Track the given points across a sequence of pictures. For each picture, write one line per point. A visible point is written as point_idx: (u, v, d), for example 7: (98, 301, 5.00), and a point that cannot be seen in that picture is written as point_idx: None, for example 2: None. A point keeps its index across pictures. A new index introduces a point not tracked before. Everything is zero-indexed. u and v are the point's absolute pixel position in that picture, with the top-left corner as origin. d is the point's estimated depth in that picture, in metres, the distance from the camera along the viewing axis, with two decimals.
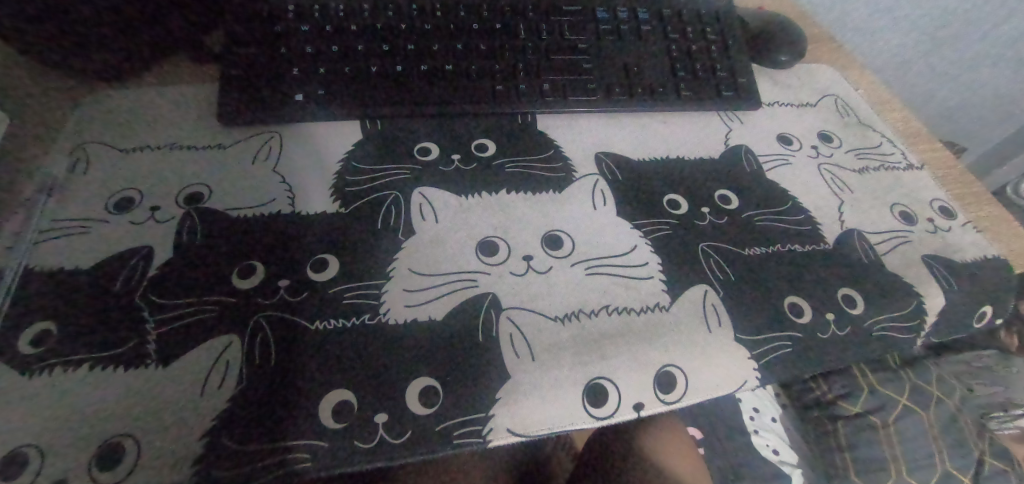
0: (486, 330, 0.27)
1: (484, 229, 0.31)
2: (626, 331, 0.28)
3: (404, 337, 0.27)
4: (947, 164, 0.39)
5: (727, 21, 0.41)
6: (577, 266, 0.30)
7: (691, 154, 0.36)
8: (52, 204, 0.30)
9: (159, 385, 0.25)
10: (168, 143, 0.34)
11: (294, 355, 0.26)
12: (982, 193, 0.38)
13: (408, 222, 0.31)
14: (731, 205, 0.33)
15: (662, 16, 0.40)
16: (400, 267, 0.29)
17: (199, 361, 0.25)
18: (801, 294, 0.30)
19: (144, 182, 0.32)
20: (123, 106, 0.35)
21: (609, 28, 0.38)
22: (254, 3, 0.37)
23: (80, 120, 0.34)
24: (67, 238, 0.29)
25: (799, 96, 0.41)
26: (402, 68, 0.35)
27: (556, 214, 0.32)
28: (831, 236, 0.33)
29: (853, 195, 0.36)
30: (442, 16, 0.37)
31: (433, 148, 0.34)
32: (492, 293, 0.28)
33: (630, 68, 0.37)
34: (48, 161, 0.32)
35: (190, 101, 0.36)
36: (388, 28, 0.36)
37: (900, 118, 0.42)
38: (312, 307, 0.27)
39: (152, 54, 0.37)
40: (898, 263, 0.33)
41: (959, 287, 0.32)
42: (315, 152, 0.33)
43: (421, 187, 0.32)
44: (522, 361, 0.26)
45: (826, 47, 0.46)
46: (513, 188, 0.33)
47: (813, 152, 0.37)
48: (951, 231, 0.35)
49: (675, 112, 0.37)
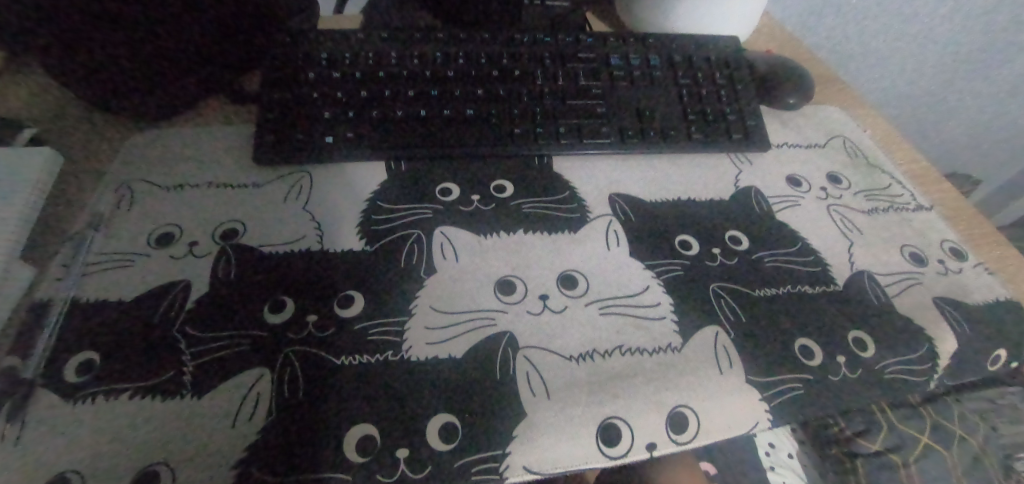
0: (503, 367, 0.28)
1: (502, 268, 0.32)
2: (639, 371, 0.28)
3: (425, 374, 0.28)
4: (957, 204, 0.40)
5: (736, 65, 0.42)
6: (591, 305, 0.31)
7: (702, 196, 0.37)
8: (99, 239, 0.32)
9: (195, 414, 0.26)
10: (207, 181, 0.36)
11: (321, 389, 0.27)
12: (991, 234, 0.38)
13: (429, 261, 0.32)
14: (741, 246, 0.35)
15: (672, 62, 0.41)
16: (422, 305, 0.30)
17: (231, 392, 0.27)
18: (812, 336, 0.31)
19: (184, 218, 0.34)
20: (165, 145, 0.38)
21: (622, 74, 0.40)
22: (291, 52, 0.40)
23: (125, 159, 0.36)
24: (111, 271, 0.31)
25: (808, 137, 0.42)
26: (426, 112, 0.37)
27: (571, 254, 0.33)
28: (841, 278, 0.34)
29: (862, 236, 0.36)
30: (464, 64, 0.40)
31: (454, 189, 0.36)
32: (509, 332, 0.29)
33: (643, 112, 0.39)
34: (96, 197, 0.34)
35: (227, 141, 0.38)
36: (414, 75, 0.39)
37: (908, 157, 0.43)
38: (339, 343, 0.29)
39: (194, 97, 0.40)
40: (909, 305, 0.33)
41: (972, 330, 0.33)
42: (345, 191, 0.35)
43: (442, 227, 0.34)
44: (538, 399, 0.27)
45: (835, 88, 0.47)
46: (529, 228, 0.34)
47: (823, 194, 0.38)
48: (961, 273, 0.35)
49: (686, 154, 0.39)
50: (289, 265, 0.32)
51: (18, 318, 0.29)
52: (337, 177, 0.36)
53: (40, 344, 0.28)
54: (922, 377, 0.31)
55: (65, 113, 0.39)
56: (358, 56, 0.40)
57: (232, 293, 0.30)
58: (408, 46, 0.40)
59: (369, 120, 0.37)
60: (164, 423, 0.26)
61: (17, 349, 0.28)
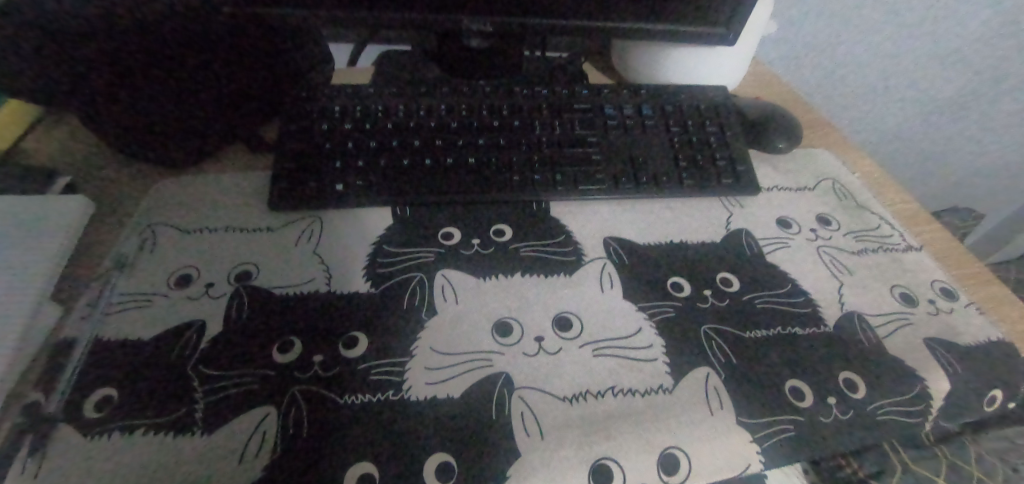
0: (499, 407, 0.29)
1: (500, 310, 0.34)
2: (630, 411, 0.29)
3: (424, 413, 0.29)
4: (947, 244, 0.41)
5: (725, 113, 0.45)
6: (585, 347, 0.32)
7: (694, 238, 0.38)
8: (122, 279, 0.34)
9: (205, 451, 0.27)
10: (224, 225, 0.38)
11: (325, 427, 0.28)
12: (982, 273, 0.39)
13: (431, 303, 0.34)
14: (732, 288, 0.36)
15: (664, 111, 0.44)
16: (423, 346, 0.32)
17: (238, 430, 0.28)
18: (804, 378, 0.31)
19: (202, 260, 0.36)
20: (186, 189, 0.40)
21: (616, 123, 0.43)
22: (306, 105, 0.42)
23: (150, 203, 0.39)
24: (131, 311, 0.33)
25: (797, 180, 0.44)
26: (431, 160, 0.40)
27: (566, 297, 0.35)
28: (831, 319, 0.35)
29: (852, 278, 0.37)
30: (467, 115, 0.42)
31: (455, 233, 0.38)
32: (505, 372, 0.31)
33: (636, 158, 0.41)
34: (121, 240, 0.37)
35: (244, 187, 0.41)
36: (420, 126, 0.41)
37: (897, 198, 0.44)
38: (343, 382, 0.30)
39: (215, 145, 0.42)
40: (900, 346, 0.34)
41: (965, 371, 0.33)
42: (355, 236, 0.37)
43: (444, 270, 0.36)
44: (532, 438, 0.28)
45: (824, 131, 0.49)
46: (527, 271, 0.36)
47: (812, 236, 0.40)
48: (953, 313, 0.36)
49: (678, 198, 0.41)
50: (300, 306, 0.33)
51: (42, 354, 0.30)
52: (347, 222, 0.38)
53: (62, 380, 0.30)
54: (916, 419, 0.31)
55: (97, 161, 0.42)
56: (368, 108, 0.42)
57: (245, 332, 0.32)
58: (415, 99, 0.43)
59: (378, 168, 0.39)
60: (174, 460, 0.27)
61: (41, 385, 0.29)
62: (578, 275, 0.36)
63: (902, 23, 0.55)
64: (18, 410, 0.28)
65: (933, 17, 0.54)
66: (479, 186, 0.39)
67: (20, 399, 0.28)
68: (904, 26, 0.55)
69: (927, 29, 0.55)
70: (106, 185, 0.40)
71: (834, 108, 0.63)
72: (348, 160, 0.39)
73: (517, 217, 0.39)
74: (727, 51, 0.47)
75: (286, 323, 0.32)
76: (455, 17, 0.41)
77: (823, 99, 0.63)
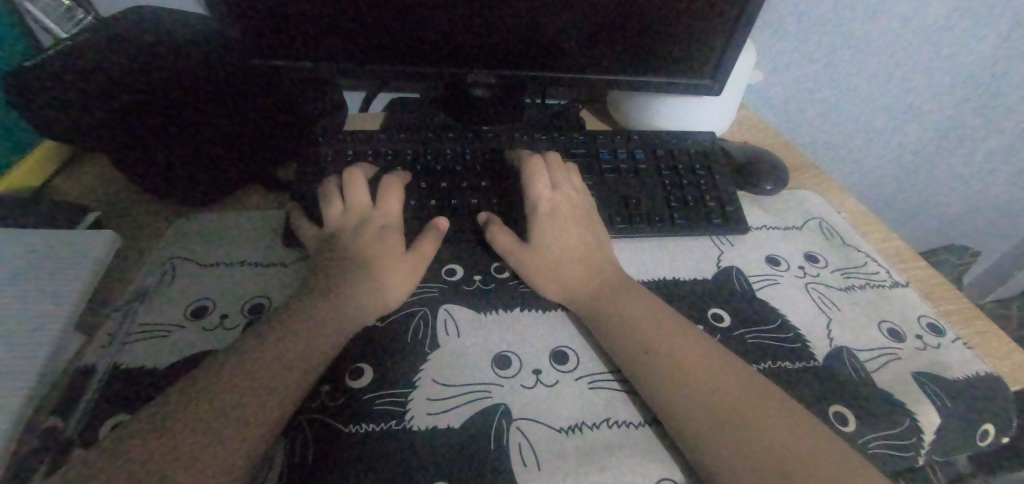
0: (497, 438, 0.30)
1: (500, 344, 0.35)
2: (624, 442, 0.30)
3: (424, 442, 0.30)
4: (933, 280, 0.42)
5: (714, 157, 0.47)
6: (581, 380, 0.34)
7: (684, 274, 0.41)
8: (141, 309, 0.36)
9: (199, 462, 0.27)
10: (238, 260, 0.40)
11: (329, 455, 0.29)
12: (968, 309, 0.40)
13: (434, 336, 0.35)
14: (723, 323, 0.38)
15: (655, 154, 0.47)
16: (425, 377, 0.33)
17: (235, 444, 0.28)
18: (716, 359, 0.32)
19: (217, 293, 0.38)
20: (204, 224, 0.43)
21: (611, 166, 0.45)
22: (320, 148, 0.45)
23: (170, 237, 0.41)
24: (149, 340, 0.35)
25: (784, 220, 0.46)
26: (436, 202, 0.43)
27: (563, 332, 0.36)
28: (820, 354, 0.36)
29: (840, 313, 0.39)
30: (471, 159, 0.45)
31: (459, 270, 0.40)
32: (504, 404, 0.32)
33: (630, 200, 0.44)
34: (143, 272, 0.39)
35: (259, 223, 0.43)
36: (427, 170, 0.44)
37: (882, 237, 0.46)
38: (348, 412, 0.31)
39: (234, 185, 0.45)
40: (888, 380, 0.35)
41: (953, 406, 0.34)
42: (363, 251, 0.39)
43: (447, 304, 0.38)
44: (529, 469, 0.29)
45: (811, 174, 0.52)
46: (526, 306, 0.38)
47: (800, 273, 0.42)
48: (940, 348, 0.37)
49: (671, 237, 0.43)
50: (319, 325, 0.34)
51: (65, 382, 0.32)
52: (364, 246, 0.39)
53: (80, 407, 0.31)
54: (906, 453, 0.32)
55: (124, 199, 0.44)
56: (378, 151, 0.45)
57: (265, 346, 0.32)
58: (423, 143, 0.46)
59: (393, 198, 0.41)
60: (187, 472, 0.26)
61: (62, 409, 0.31)
62: (547, 292, 0.38)
63: (882, 73, 0.57)
64: (39, 435, 0.30)
65: (908, 70, 0.56)
66: (490, 217, 0.42)
67: (41, 424, 0.30)
68: (883, 75, 0.57)
69: (904, 80, 0.57)
70: (134, 221, 0.43)
71: (820, 150, 0.66)
72: (357, 194, 0.42)
73: (495, 230, 0.41)
74: (714, 100, 0.50)
75: (305, 341, 0.33)
76: (459, 70, 0.44)
77: (810, 142, 0.66)
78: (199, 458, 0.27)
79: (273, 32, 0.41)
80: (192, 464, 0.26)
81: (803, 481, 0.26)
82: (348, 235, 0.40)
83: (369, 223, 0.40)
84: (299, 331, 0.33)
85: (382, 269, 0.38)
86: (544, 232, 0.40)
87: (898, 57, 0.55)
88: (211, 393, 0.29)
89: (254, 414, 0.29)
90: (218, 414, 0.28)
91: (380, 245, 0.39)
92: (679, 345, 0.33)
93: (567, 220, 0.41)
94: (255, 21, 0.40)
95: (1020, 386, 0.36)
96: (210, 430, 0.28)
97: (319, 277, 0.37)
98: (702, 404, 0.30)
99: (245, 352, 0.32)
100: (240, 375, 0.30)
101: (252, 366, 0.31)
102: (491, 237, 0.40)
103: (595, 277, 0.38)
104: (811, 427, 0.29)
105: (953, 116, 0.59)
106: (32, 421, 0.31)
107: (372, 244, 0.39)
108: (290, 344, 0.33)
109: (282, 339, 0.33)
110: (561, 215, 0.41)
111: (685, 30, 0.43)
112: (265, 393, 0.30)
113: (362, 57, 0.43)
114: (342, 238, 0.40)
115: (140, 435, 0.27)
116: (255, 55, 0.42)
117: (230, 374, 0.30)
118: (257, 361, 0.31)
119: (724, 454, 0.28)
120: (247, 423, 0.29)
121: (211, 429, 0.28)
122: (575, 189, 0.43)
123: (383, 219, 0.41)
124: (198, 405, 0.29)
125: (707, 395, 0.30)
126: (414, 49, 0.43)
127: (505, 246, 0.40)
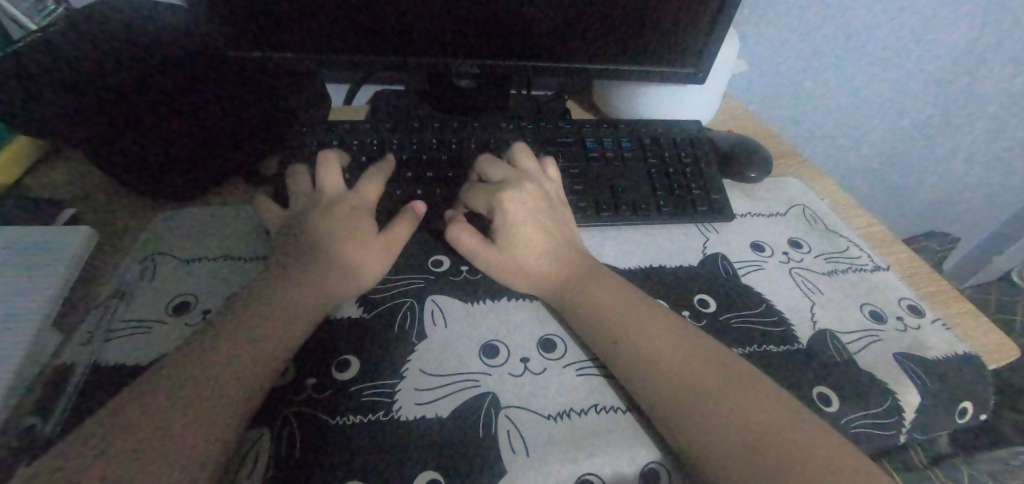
0: (485, 426, 0.30)
1: (487, 334, 0.35)
2: (611, 427, 0.31)
3: (412, 433, 0.30)
4: (912, 264, 0.43)
5: (700, 145, 0.48)
6: (569, 367, 0.34)
7: (671, 261, 0.41)
8: (122, 306, 0.36)
9: (172, 460, 0.26)
10: (220, 254, 0.39)
11: (316, 448, 0.29)
12: (947, 290, 0.41)
13: (421, 327, 0.35)
14: (709, 308, 0.38)
15: (642, 143, 0.47)
16: (413, 368, 0.33)
17: (212, 439, 0.27)
18: (632, 290, 0.36)
19: (200, 288, 0.37)
20: (183, 218, 0.42)
21: (597, 155, 0.46)
22: (301, 140, 0.44)
23: (149, 232, 0.40)
24: (130, 337, 0.34)
25: (769, 207, 0.47)
26: (422, 191, 0.43)
27: (550, 322, 0.37)
28: (805, 337, 0.37)
29: (823, 296, 0.40)
30: (457, 149, 0.45)
31: (445, 261, 0.40)
32: (492, 393, 0.32)
33: (615, 189, 0.44)
34: (122, 268, 0.38)
35: (241, 216, 0.42)
36: (411, 160, 0.44)
37: (863, 222, 0.47)
38: (334, 404, 0.31)
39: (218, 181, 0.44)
40: (871, 360, 0.35)
41: (934, 385, 0.34)
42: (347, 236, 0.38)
43: (433, 296, 0.38)
44: (518, 456, 0.29)
45: (795, 162, 0.52)
46: (512, 295, 0.38)
47: (784, 258, 0.42)
48: (919, 328, 0.38)
49: (657, 225, 0.44)
50: (297, 311, 0.34)
51: (42, 381, 0.32)
52: (346, 235, 0.38)
53: (59, 405, 0.30)
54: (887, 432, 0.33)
55: (101, 196, 0.43)
56: (363, 142, 0.45)
57: (244, 330, 0.32)
58: (407, 134, 0.46)
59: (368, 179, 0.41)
60: (159, 468, 0.25)
61: (41, 408, 0.30)
62: (517, 287, 0.38)
63: (859, 63, 0.58)
64: (18, 435, 0.29)
65: (888, 59, 0.57)
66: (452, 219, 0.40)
67: (19, 424, 0.30)
68: (864, 62, 0.58)
69: (882, 72, 0.58)
70: (111, 217, 0.42)
71: (801, 141, 0.68)
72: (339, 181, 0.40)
73: (459, 232, 0.38)
74: (697, 90, 0.50)
75: (292, 333, 0.33)
76: (442, 62, 0.44)
77: (790, 133, 0.67)
78: (170, 459, 0.26)
79: (248, 24, 0.40)
80: (168, 457, 0.26)
81: (676, 385, 0.30)
82: (331, 214, 0.38)
83: (350, 205, 0.39)
84: (280, 321, 0.33)
85: (366, 256, 0.37)
86: (509, 229, 0.38)
87: (875, 48, 0.56)
88: (192, 383, 0.28)
89: (232, 405, 0.28)
90: (190, 408, 0.27)
91: (360, 234, 0.38)
92: (600, 287, 0.36)
93: (530, 208, 0.39)
94: (229, 14, 0.39)
95: (996, 364, 0.36)
96: (183, 425, 0.27)
97: (303, 259, 0.36)
98: (606, 320, 0.34)
99: (223, 337, 0.31)
100: (220, 364, 0.30)
101: (234, 352, 0.30)
102: (454, 239, 0.39)
103: (562, 267, 0.38)
104: (783, 402, 0.29)
105: (930, 106, 0.61)
106: (8, 422, 0.30)
107: (353, 228, 0.38)
108: (272, 333, 0.32)
109: (267, 322, 0.32)
110: (518, 203, 0.39)
111: (667, 20, 0.43)
112: (240, 387, 0.29)
113: (341, 48, 0.43)
114: (323, 222, 0.38)
115: (112, 430, 0.26)
116: (233, 46, 0.42)
117: (211, 361, 0.30)
118: (235, 349, 0.30)
119: (614, 361, 0.32)
120: (229, 413, 0.28)
121: (193, 421, 0.27)
122: (530, 173, 0.42)
123: (360, 204, 0.40)
124: (178, 396, 0.28)
125: (637, 344, 0.32)
126: (394, 40, 0.42)
127: (471, 248, 0.38)
